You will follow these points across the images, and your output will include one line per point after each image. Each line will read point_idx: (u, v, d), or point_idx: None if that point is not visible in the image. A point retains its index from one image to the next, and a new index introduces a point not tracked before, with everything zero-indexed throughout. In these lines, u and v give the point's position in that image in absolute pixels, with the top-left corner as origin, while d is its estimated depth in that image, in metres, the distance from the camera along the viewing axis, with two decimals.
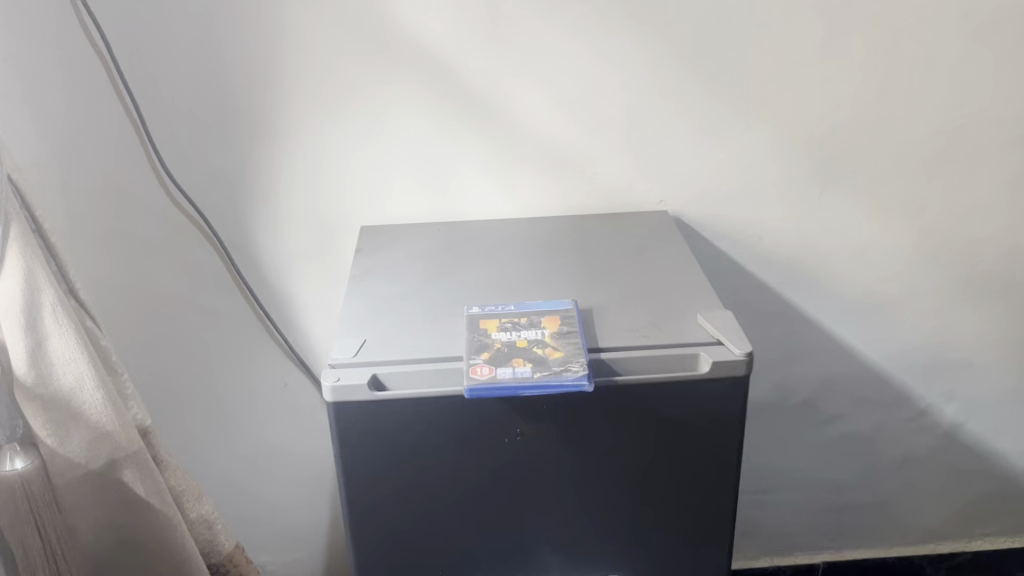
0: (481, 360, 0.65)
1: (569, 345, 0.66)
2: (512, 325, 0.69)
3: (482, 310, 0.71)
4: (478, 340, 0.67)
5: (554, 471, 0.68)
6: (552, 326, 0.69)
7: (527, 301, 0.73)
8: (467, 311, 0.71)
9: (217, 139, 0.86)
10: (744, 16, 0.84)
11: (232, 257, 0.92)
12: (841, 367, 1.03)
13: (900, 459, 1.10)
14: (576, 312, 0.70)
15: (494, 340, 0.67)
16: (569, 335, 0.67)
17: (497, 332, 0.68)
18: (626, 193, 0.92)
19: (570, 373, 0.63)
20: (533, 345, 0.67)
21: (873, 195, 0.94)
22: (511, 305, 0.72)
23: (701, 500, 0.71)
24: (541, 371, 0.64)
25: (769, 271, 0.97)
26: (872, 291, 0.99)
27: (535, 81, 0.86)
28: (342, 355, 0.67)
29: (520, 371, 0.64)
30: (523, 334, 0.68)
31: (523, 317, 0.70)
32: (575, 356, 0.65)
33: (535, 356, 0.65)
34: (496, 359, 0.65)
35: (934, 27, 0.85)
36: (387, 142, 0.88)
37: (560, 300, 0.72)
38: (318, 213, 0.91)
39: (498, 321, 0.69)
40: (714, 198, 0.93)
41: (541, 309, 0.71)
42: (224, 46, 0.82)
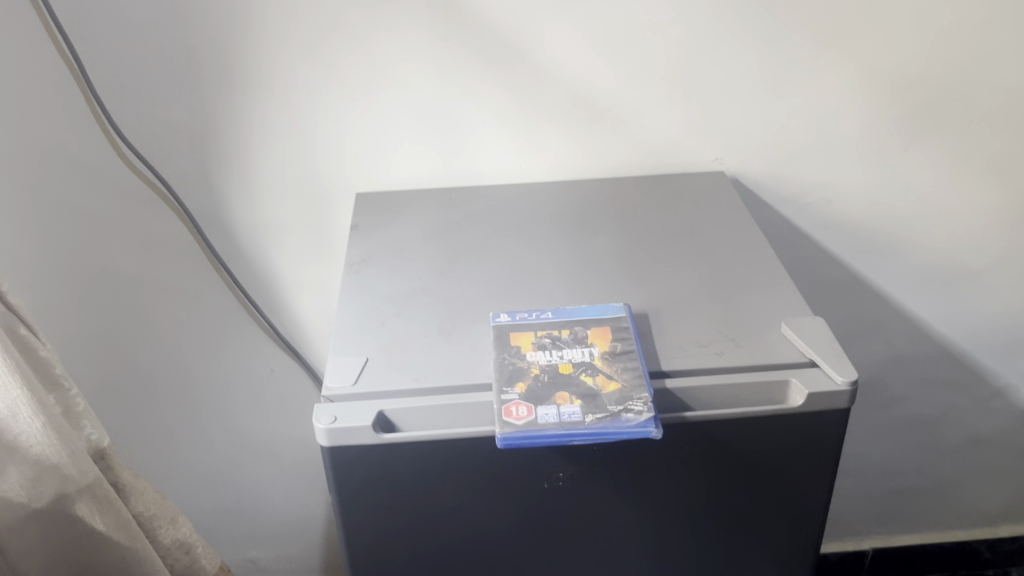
0: (517, 394, 0.51)
1: (626, 373, 0.52)
2: (551, 342, 0.55)
3: (513, 319, 0.57)
4: (510, 363, 0.53)
5: (604, 518, 0.55)
6: (603, 345, 0.55)
7: (567, 306, 0.59)
8: (495, 320, 0.57)
9: (176, 91, 0.70)
10: None
11: (202, 231, 0.77)
12: (909, 344, 0.90)
13: (966, 442, 0.98)
14: (631, 323, 0.56)
15: (531, 364, 0.53)
16: (626, 358, 0.53)
17: (534, 353, 0.54)
18: (675, 149, 0.77)
19: (631, 416, 0.49)
20: (581, 372, 0.53)
21: (967, 153, 0.79)
22: (549, 311, 0.58)
23: (780, 544, 0.58)
24: (594, 413, 0.50)
25: (836, 239, 0.84)
26: (954, 262, 0.85)
27: (569, 19, 0.69)
28: (340, 383, 0.53)
29: (567, 412, 0.50)
30: (567, 355, 0.54)
31: (565, 330, 0.56)
32: (636, 389, 0.51)
33: (584, 388, 0.52)
34: (535, 392, 0.51)
35: None
36: (387, 93, 0.72)
37: (608, 305, 0.58)
38: (306, 177, 0.75)
39: (533, 336, 0.55)
40: (778, 155, 0.78)
41: (586, 318, 0.57)
42: None
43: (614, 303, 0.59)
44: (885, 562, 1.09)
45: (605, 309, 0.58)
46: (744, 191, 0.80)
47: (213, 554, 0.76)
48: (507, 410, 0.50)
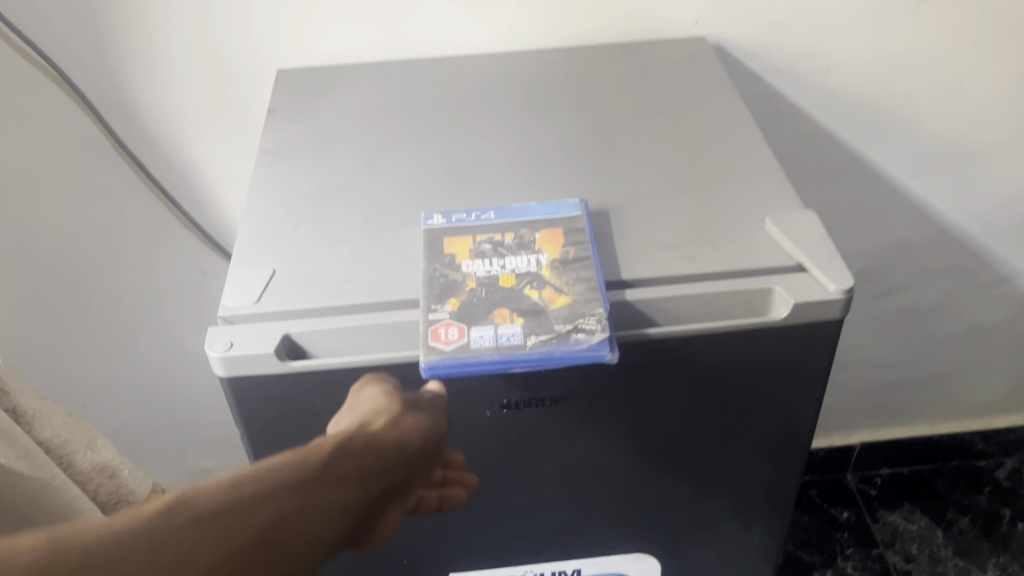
0: (447, 313, 0.43)
1: (579, 284, 0.44)
2: (491, 249, 0.46)
3: (448, 221, 0.48)
4: (442, 276, 0.45)
5: (559, 445, 0.49)
6: (554, 252, 0.46)
7: (513, 204, 0.49)
8: (426, 223, 0.48)
9: None
10: None
11: (103, 117, 0.68)
12: (910, 229, 0.82)
13: (966, 333, 0.91)
14: (587, 225, 0.47)
15: (466, 277, 0.45)
16: (581, 268, 0.45)
17: (470, 264, 0.45)
18: (648, 12, 0.67)
19: (582, 338, 0.41)
20: (526, 285, 0.44)
21: (989, 11, 0.68)
22: (492, 212, 0.49)
23: (758, 464, 0.52)
24: (537, 335, 0.42)
25: (833, 113, 0.74)
26: (965, 137, 0.75)
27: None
28: (241, 300, 0.45)
29: (507, 334, 0.42)
30: (509, 265, 0.45)
31: (509, 234, 0.47)
32: (590, 303, 0.43)
33: (528, 304, 0.43)
34: (470, 310, 0.43)
35: None
36: None
37: (562, 203, 0.49)
38: (218, 53, 0.66)
39: (471, 241, 0.47)
40: (770, 16, 0.67)
41: (535, 219, 0.48)
42: None
43: (570, 200, 0.50)
44: (873, 456, 1.04)
45: (558, 207, 0.49)
46: (729, 61, 0.70)
47: (142, 477, 0.69)
48: (434, 333, 0.42)
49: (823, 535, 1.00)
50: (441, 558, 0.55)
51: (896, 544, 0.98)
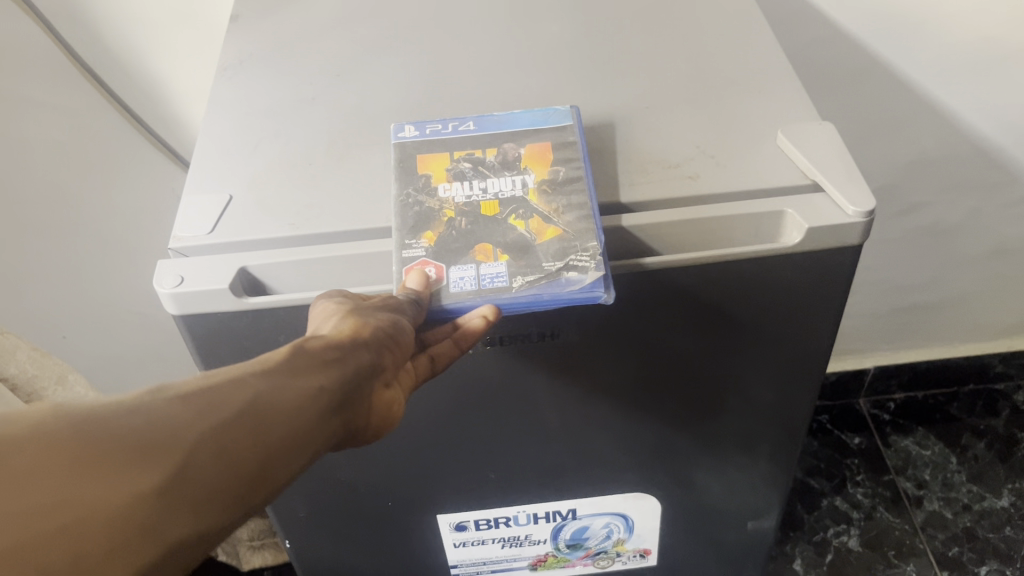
0: (424, 250, 0.38)
1: (571, 211, 0.39)
2: (471, 169, 0.41)
3: (421, 134, 0.43)
4: (415, 204, 0.40)
5: (549, 383, 0.45)
6: (542, 172, 0.41)
7: (496, 112, 0.44)
8: (397, 138, 0.43)
9: None
10: None
11: (57, 32, 0.64)
12: (936, 141, 0.76)
13: (990, 252, 0.86)
14: (580, 139, 0.42)
15: (444, 205, 0.40)
16: (572, 192, 0.40)
17: (448, 186, 0.41)
18: None
19: (573, 279, 0.37)
20: (511, 213, 0.40)
21: None
22: (471, 122, 0.43)
23: (766, 399, 0.49)
24: (523, 276, 0.37)
25: (851, 13, 0.68)
26: (998, 38, 0.68)
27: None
28: (193, 230, 0.41)
29: (492, 274, 0.38)
30: (492, 188, 0.41)
31: (492, 150, 0.42)
32: (582, 235, 0.38)
33: (513, 237, 0.39)
34: (446, 246, 0.38)
35: None
36: None
37: (551, 110, 0.43)
38: None
39: (449, 159, 0.42)
40: None
41: (523, 130, 0.43)
42: None
43: (560, 107, 0.44)
44: (887, 380, 1.01)
45: (548, 116, 0.43)
46: None
47: None
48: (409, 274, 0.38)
49: (833, 461, 0.97)
50: (426, 499, 0.52)
51: (908, 470, 0.95)
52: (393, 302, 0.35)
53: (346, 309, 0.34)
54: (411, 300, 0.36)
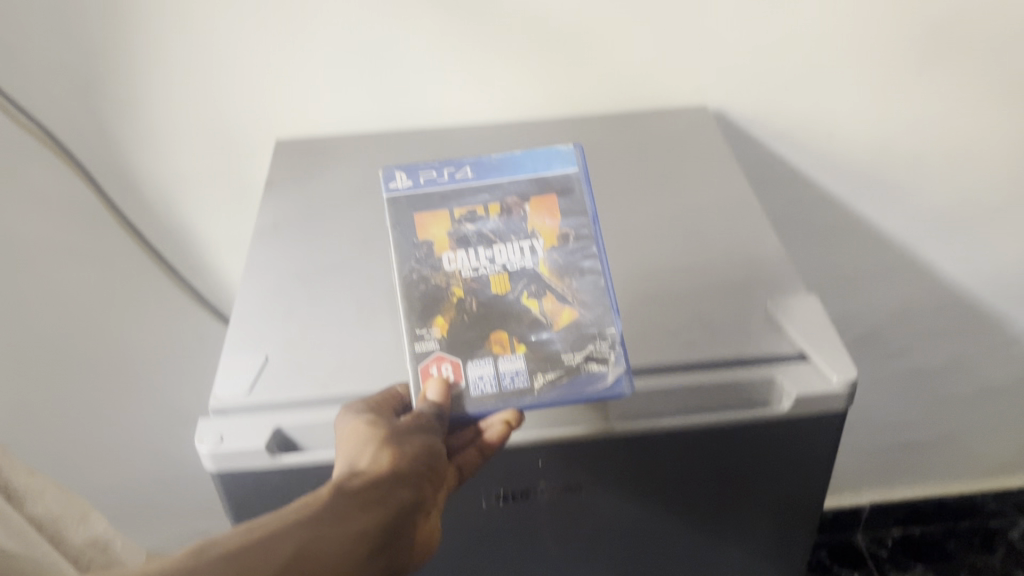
0: (437, 341, 0.42)
1: (585, 293, 0.43)
2: (474, 229, 0.43)
3: (417, 188, 0.45)
4: (424, 280, 0.43)
5: (558, 534, 0.48)
6: (550, 240, 0.44)
7: (494, 156, 0.46)
8: (392, 193, 0.44)
9: (57, 20, 0.60)
10: None
11: (102, 187, 0.69)
12: (917, 291, 0.81)
13: (976, 394, 0.90)
14: (584, 194, 0.45)
15: (451, 281, 0.43)
16: (580, 260, 0.43)
17: (453, 256, 0.43)
18: (650, 81, 0.69)
19: (595, 375, 0.41)
20: (522, 291, 0.43)
21: (996, 79, 0.68)
22: (469, 168, 0.45)
23: (763, 548, 0.51)
24: (545, 374, 0.41)
25: (838, 178, 0.74)
26: (972, 199, 0.75)
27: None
28: (232, 390, 0.44)
29: (514, 369, 0.41)
30: (499, 256, 0.43)
31: (495, 207, 0.44)
32: (597, 321, 0.42)
33: (529, 323, 0.42)
34: (459, 338, 0.42)
35: None
36: (306, 25, 0.63)
37: (554, 157, 0.45)
38: (219, 128, 0.68)
39: (450, 219, 0.44)
40: (772, 84, 0.69)
41: (526, 180, 0.45)
42: None
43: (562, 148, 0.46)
44: (883, 517, 1.02)
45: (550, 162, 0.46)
46: (730, 125, 0.71)
47: None
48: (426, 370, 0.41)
49: None
50: None
51: None
52: (425, 419, 0.40)
53: (380, 430, 0.39)
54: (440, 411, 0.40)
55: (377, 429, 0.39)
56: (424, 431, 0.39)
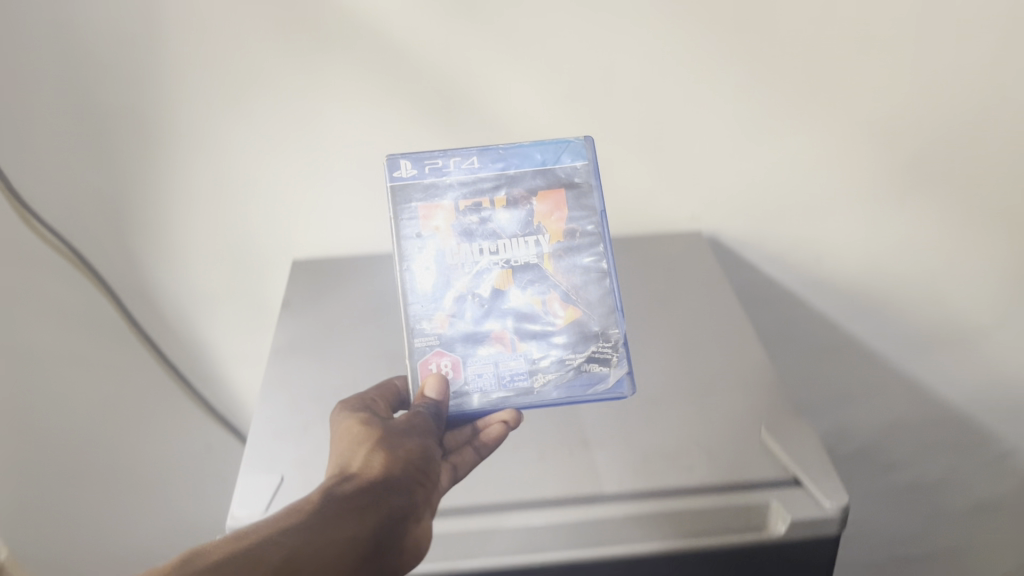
0: (440, 332, 0.53)
1: (582, 288, 0.53)
2: (483, 222, 0.53)
3: (428, 176, 0.54)
4: (435, 272, 0.53)
5: None
6: (557, 234, 0.53)
7: (502, 149, 0.54)
8: (400, 179, 0.54)
9: (96, 150, 0.68)
10: None
11: (122, 302, 0.76)
12: (909, 407, 0.84)
13: (974, 509, 0.91)
14: (593, 189, 0.54)
15: (454, 274, 0.53)
16: (583, 258, 0.53)
17: (456, 248, 0.53)
18: (648, 210, 0.74)
19: (597, 375, 0.52)
20: (525, 286, 0.53)
21: (973, 207, 0.72)
22: (477, 159, 0.54)
23: None
24: (544, 374, 0.52)
25: (826, 298, 0.78)
26: (955, 321, 0.79)
27: (512, 82, 0.67)
28: (249, 509, 0.46)
29: (514, 368, 0.52)
30: (503, 247, 0.53)
31: (501, 199, 0.53)
32: (594, 317, 0.53)
33: (531, 320, 0.53)
34: (460, 332, 0.53)
35: None
36: (322, 154, 0.70)
37: (561, 150, 0.54)
38: (237, 249, 0.75)
39: (460, 210, 0.53)
40: (762, 213, 0.73)
41: (532, 172, 0.54)
42: (94, 54, 0.64)
43: (570, 141, 0.54)
44: None
45: (557, 153, 0.54)
46: (724, 249, 0.76)
47: None
48: (428, 365, 0.52)
49: None
50: None
51: None
52: (415, 420, 0.48)
53: (375, 429, 0.47)
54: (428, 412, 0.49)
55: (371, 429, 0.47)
56: (414, 430, 0.47)
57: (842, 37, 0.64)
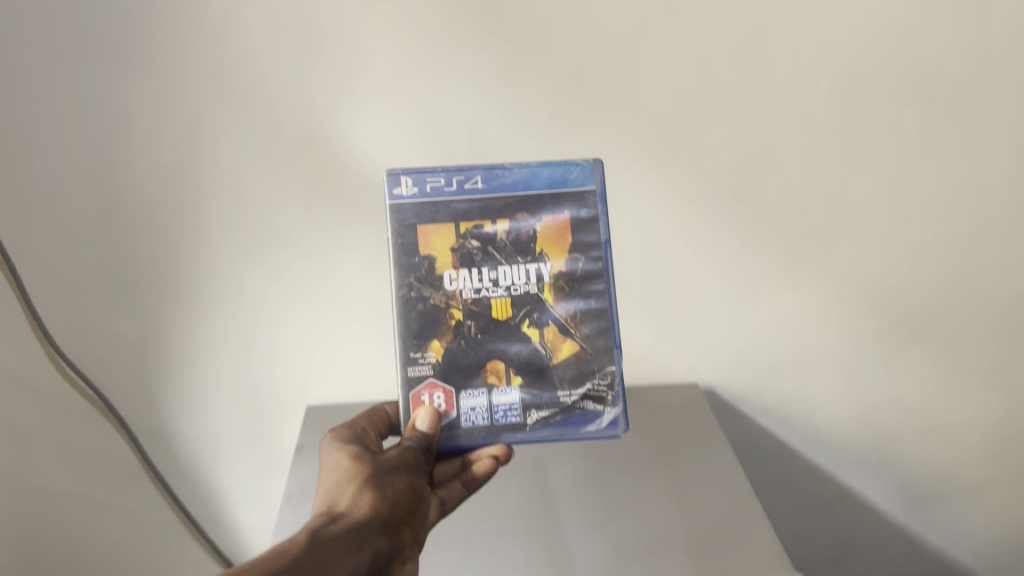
0: (432, 363, 0.53)
1: (583, 322, 0.54)
2: (480, 249, 0.53)
3: (426, 195, 0.53)
4: (427, 303, 0.53)
5: None
6: (560, 262, 0.53)
7: (508, 169, 0.53)
8: (397, 198, 0.53)
9: (128, 301, 0.74)
10: (780, 163, 0.68)
11: (139, 444, 0.80)
12: (900, 554, 0.88)
13: None
14: (599, 216, 0.54)
15: (451, 302, 0.53)
16: (587, 291, 0.54)
17: (454, 274, 0.53)
18: (647, 359, 0.77)
19: (590, 414, 0.53)
20: (525, 318, 0.53)
21: (958, 366, 0.76)
22: (480, 179, 0.53)
23: None
24: (538, 410, 0.53)
25: (821, 449, 0.81)
26: (946, 475, 0.82)
27: None
28: None
29: (507, 404, 0.53)
30: (501, 275, 0.53)
31: (504, 222, 0.53)
32: (592, 351, 0.54)
33: (530, 349, 0.53)
34: (454, 364, 0.53)
35: (1005, 164, 0.68)
36: (339, 308, 0.74)
37: (567, 171, 0.53)
38: (253, 397, 0.79)
39: (458, 231, 0.53)
40: (756, 369, 0.77)
41: (539, 194, 0.53)
42: (135, 215, 0.71)
43: (581, 162, 0.54)
44: None
45: (566, 173, 0.54)
46: (720, 398, 0.79)
47: None
48: (419, 396, 0.53)
49: None
50: None
51: None
52: (405, 454, 0.50)
53: (364, 468, 0.49)
54: (418, 447, 0.50)
55: (361, 467, 0.49)
56: (402, 466, 0.49)
57: (823, 207, 0.70)
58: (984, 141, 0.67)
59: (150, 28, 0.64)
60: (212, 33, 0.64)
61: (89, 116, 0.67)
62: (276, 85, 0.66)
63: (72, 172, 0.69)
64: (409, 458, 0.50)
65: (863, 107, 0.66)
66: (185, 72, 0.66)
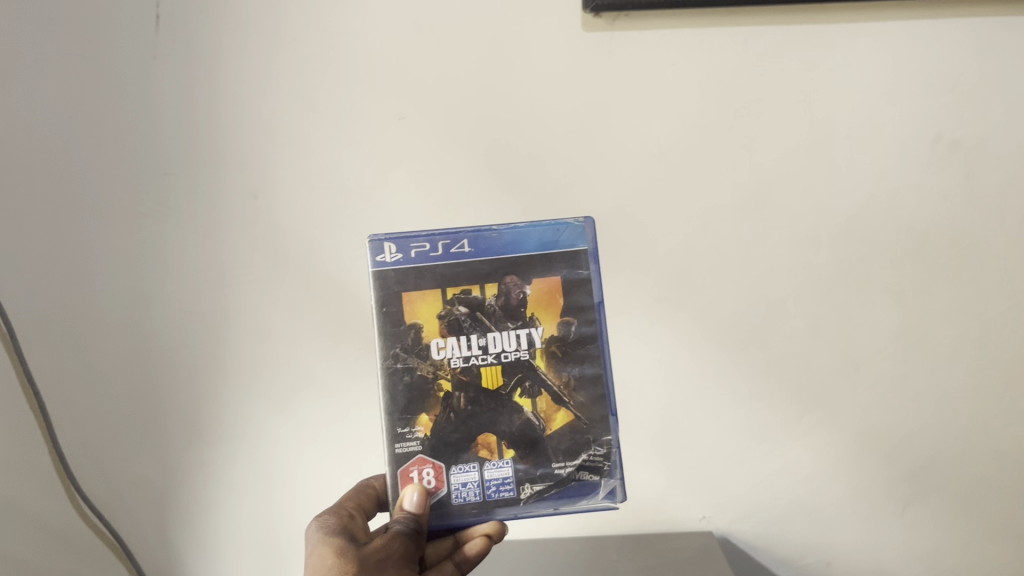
0: (419, 438, 0.53)
1: (578, 387, 0.54)
2: (466, 314, 0.53)
3: (409, 259, 0.54)
4: (413, 374, 0.53)
5: None
6: (552, 326, 0.54)
7: (495, 231, 0.54)
8: (379, 263, 0.53)
9: (149, 439, 0.76)
10: (784, 309, 0.71)
11: None
12: None
13: None
14: (591, 276, 0.54)
15: (438, 372, 0.53)
16: (582, 355, 0.54)
17: (442, 342, 0.53)
18: (660, 508, 0.76)
19: (586, 487, 0.53)
20: (516, 386, 0.53)
21: (976, 518, 0.75)
22: (467, 243, 0.54)
23: None
24: (531, 485, 0.53)
25: None
26: None
27: None
28: None
29: (500, 478, 0.53)
30: (489, 339, 0.53)
31: (492, 287, 0.54)
32: (588, 416, 0.54)
33: (522, 419, 0.53)
34: (442, 438, 0.53)
35: (1003, 313, 0.70)
36: (352, 451, 0.75)
37: (558, 231, 0.54)
38: (262, 539, 0.78)
39: (443, 295, 0.53)
40: (770, 517, 0.76)
41: (530, 255, 0.54)
42: (162, 354, 0.74)
43: (571, 222, 0.54)
44: None
45: (558, 232, 0.54)
46: (736, 552, 0.78)
47: None
48: (408, 473, 0.53)
49: None
50: None
51: None
52: (391, 544, 0.49)
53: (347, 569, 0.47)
54: (406, 531, 0.49)
55: (344, 567, 0.48)
56: (387, 561, 0.48)
57: (829, 352, 0.71)
58: (981, 291, 0.69)
59: (192, 188, 0.70)
60: (252, 192, 0.70)
61: (129, 263, 0.72)
62: (306, 235, 0.71)
63: (107, 312, 0.73)
64: (395, 550, 0.49)
65: (865, 259, 0.69)
66: (221, 224, 0.71)
